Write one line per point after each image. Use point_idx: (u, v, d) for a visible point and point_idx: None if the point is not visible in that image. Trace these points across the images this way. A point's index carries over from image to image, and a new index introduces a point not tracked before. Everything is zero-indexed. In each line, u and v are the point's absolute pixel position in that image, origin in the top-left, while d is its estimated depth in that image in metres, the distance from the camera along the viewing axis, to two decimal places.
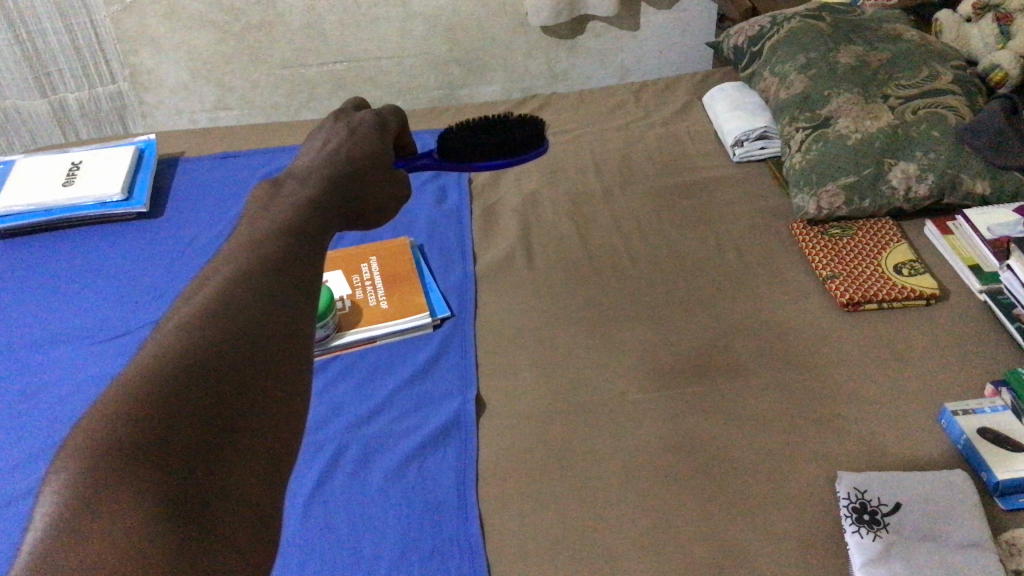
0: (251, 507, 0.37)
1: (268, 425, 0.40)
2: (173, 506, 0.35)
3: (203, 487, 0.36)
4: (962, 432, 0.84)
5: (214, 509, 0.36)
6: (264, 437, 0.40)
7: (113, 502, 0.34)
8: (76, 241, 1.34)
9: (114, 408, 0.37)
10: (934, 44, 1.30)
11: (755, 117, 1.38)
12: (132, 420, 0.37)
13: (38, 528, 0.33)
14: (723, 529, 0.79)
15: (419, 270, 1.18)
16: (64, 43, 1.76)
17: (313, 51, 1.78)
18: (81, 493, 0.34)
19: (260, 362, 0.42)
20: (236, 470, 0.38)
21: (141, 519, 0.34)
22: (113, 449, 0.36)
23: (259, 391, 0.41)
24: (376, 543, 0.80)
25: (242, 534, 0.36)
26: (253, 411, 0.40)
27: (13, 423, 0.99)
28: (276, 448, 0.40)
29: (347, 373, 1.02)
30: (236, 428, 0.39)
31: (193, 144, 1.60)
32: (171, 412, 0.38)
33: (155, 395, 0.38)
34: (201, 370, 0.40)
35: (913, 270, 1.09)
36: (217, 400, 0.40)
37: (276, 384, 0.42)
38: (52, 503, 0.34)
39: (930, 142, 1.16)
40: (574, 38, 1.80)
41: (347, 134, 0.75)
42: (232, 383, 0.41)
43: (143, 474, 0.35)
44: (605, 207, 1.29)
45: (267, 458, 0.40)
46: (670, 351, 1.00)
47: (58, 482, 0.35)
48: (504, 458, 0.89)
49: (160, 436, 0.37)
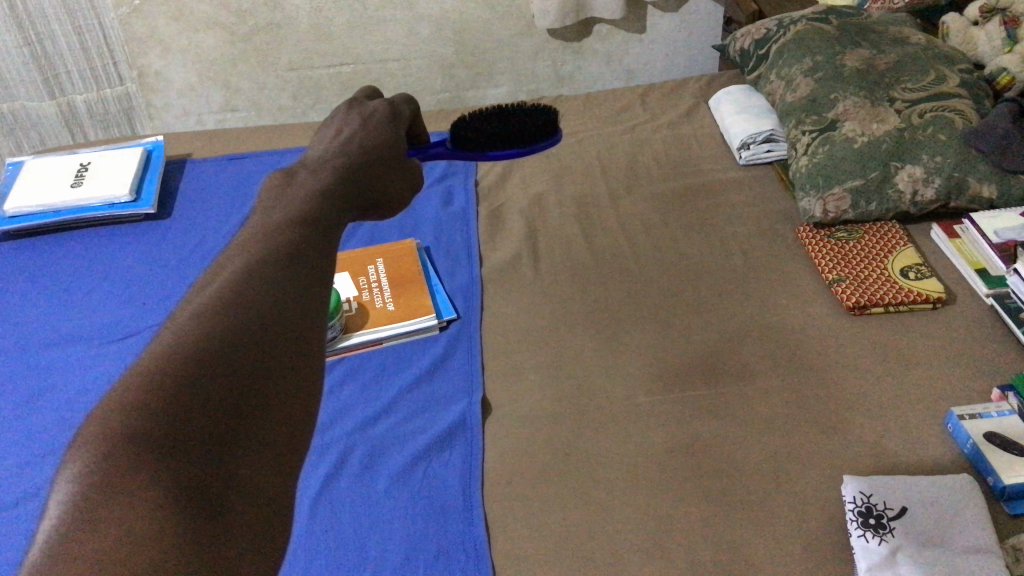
0: (271, 494, 0.36)
1: (290, 411, 0.39)
2: (197, 486, 0.34)
3: (225, 470, 0.35)
4: (968, 437, 0.84)
5: (231, 498, 0.35)
6: (287, 421, 0.39)
7: (136, 478, 0.33)
8: (85, 242, 1.34)
9: (136, 384, 0.36)
10: (941, 48, 1.30)
11: (760, 120, 1.38)
12: (156, 393, 0.36)
13: (53, 514, 0.31)
14: (730, 533, 0.79)
15: (426, 272, 1.19)
16: (72, 45, 1.77)
17: (320, 54, 1.78)
18: (103, 468, 0.33)
19: (285, 345, 0.42)
20: (257, 454, 0.37)
21: (164, 499, 0.33)
22: (137, 423, 0.35)
23: (283, 373, 0.40)
24: (382, 545, 0.80)
25: (260, 526, 0.35)
26: (276, 394, 0.39)
27: (21, 423, 0.99)
28: (299, 434, 0.39)
29: (355, 374, 1.03)
30: (261, 412, 0.38)
31: (201, 146, 1.60)
32: (196, 389, 0.37)
33: (178, 378, 0.37)
34: (225, 348, 0.39)
35: (921, 274, 1.08)
36: (242, 379, 0.39)
37: (298, 368, 0.41)
38: (71, 474, 0.33)
39: (936, 146, 1.16)
40: (580, 41, 1.80)
41: (360, 125, 0.75)
42: (257, 363, 0.40)
43: (166, 453, 0.34)
44: (611, 210, 1.29)
45: (289, 444, 0.39)
46: (675, 354, 1.00)
47: (75, 466, 0.33)
48: (510, 460, 0.89)
49: (184, 413, 0.36)
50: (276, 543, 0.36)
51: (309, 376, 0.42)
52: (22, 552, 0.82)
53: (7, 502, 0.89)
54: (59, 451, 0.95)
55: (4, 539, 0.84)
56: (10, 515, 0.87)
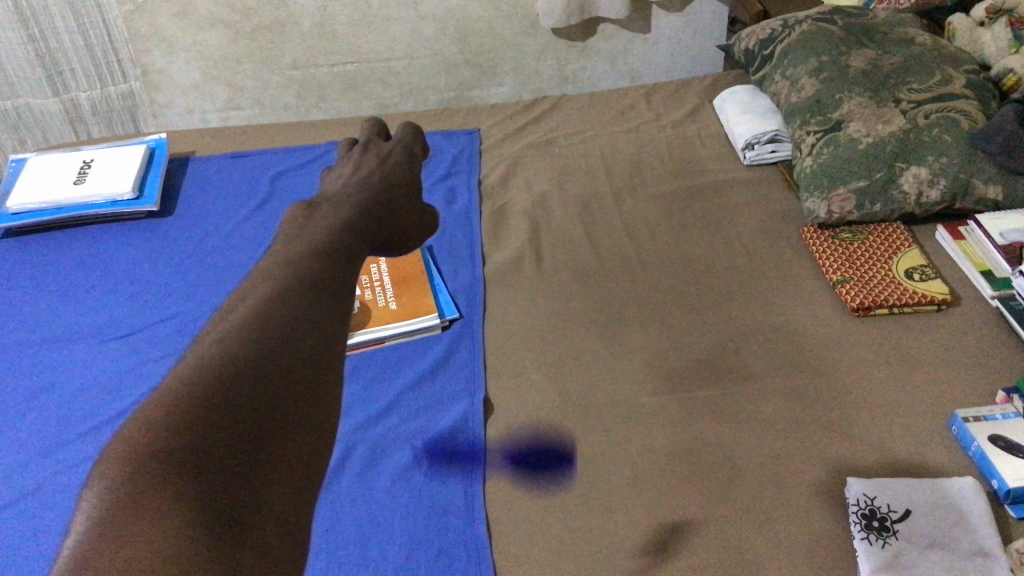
0: (285, 512, 0.39)
1: (302, 437, 0.42)
2: (216, 501, 0.37)
3: (242, 484, 0.38)
4: (972, 439, 0.83)
5: (246, 513, 0.37)
6: (299, 450, 0.42)
7: (159, 494, 0.36)
8: (88, 239, 1.34)
9: (157, 408, 0.39)
10: (947, 48, 1.29)
11: (765, 121, 1.38)
12: (177, 411, 0.39)
13: (77, 531, 0.34)
14: (733, 535, 0.78)
15: (429, 271, 1.19)
16: (76, 41, 1.77)
17: (324, 52, 1.78)
18: (126, 484, 0.36)
19: (295, 372, 0.44)
20: (272, 471, 0.40)
21: (183, 515, 0.35)
22: (160, 443, 0.37)
23: (290, 392, 0.43)
24: (383, 543, 0.80)
25: (276, 542, 0.38)
26: (290, 422, 0.42)
27: (24, 420, 0.99)
28: (312, 459, 0.42)
29: (358, 373, 1.03)
30: (273, 428, 0.41)
31: (205, 143, 1.60)
32: (217, 414, 0.40)
33: (199, 402, 0.40)
34: (244, 375, 0.42)
35: (925, 275, 1.08)
36: (253, 397, 0.41)
37: (308, 394, 0.44)
38: (96, 492, 0.36)
39: (942, 146, 1.15)
40: (585, 40, 1.80)
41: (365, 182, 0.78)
42: (266, 382, 0.43)
43: (185, 469, 0.37)
44: (615, 209, 1.29)
45: (302, 468, 0.41)
46: (679, 354, 1.00)
47: (99, 487, 0.36)
48: (510, 461, 0.89)
49: (203, 433, 0.39)
50: (290, 556, 0.38)
51: (315, 397, 0.44)
52: (24, 551, 0.82)
53: (8, 499, 0.89)
54: (62, 448, 0.94)
55: (6, 537, 0.84)
56: (12, 512, 0.87)
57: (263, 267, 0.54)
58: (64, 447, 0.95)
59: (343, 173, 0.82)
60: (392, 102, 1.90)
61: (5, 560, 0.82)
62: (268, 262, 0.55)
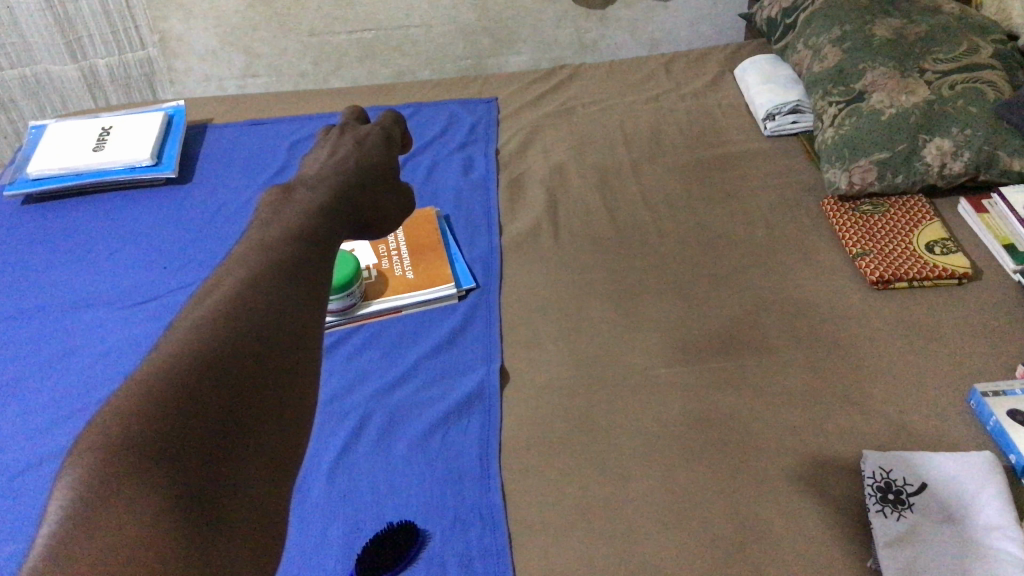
0: (261, 504, 0.42)
1: (277, 436, 0.45)
2: (188, 490, 0.39)
3: (216, 474, 0.41)
4: (992, 414, 0.83)
5: (222, 503, 0.40)
6: (274, 448, 0.44)
7: (133, 484, 0.38)
8: (107, 206, 1.35)
9: (137, 402, 0.42)
10: (975, 17, 1.26)
11: (787, 91, 1.36)
12: (155, 405, 0.41)
13: (53, 521, 0.36)
14: (748, 506, 0.78)
15: (445, 240, 1.19)
16: (95, 8, 1.75)
17: (341, 19, 1.77)
18: (103, 473, 0.38)
19: (267, 373, 0.47)
20: (249, 465, 0.42)
21: (163, 503, 0.38)
22: (137, 435, 0.40)
23: (265, 391, 0.46)
24: (399, 509, 0.81)
25: (253, 530, 0.40)
26: (264, 424, 0.45)
27: (45, 384, 1.01)
28: (286, 457, 0.45)
29: (372, 341, 1.03)
30: (249, 419, 0.44)
31: (222, 111, 1.60)
32: (194, 409, 0.42)
33: (177, 397, 0.42)
34: (221, 373, 0.45)
35: (946, 249, 1.06)
36: (229, 392, 0.44)
37: (285, 403, 0.47)
38: (72, 481, 0.38)
39: (967, 117, 1.13)
40: (604, 8, 1.78)
41: (363, 172, 0.79)
42: (239, 379, 0.45)
43: (162, 461, 0.39)
44: (633, 179, 1.28)
45: (278, 466, 0.44)
46: (696, 326, 0.99)
47: (74, 477, 0.38)
48: (526, 430, 0.89)
49: (182, 427, 0.41)
50: (264, 547, 0.41)
51: (292, 403, 0.47)
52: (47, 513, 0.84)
53: (31, 462, 0.90)
54: (84, 413, 0.96)
55: (29, 499, 0.85)
56: (35, 475, 0.88)
57: (275, 260, 0.55)
58: (85, 411, 0.96)
59: (333, 159, 0.82)
60: (410, 70, 1.89)
61: (27, 521, 0.83)
62: (282, 257, 0.55)
